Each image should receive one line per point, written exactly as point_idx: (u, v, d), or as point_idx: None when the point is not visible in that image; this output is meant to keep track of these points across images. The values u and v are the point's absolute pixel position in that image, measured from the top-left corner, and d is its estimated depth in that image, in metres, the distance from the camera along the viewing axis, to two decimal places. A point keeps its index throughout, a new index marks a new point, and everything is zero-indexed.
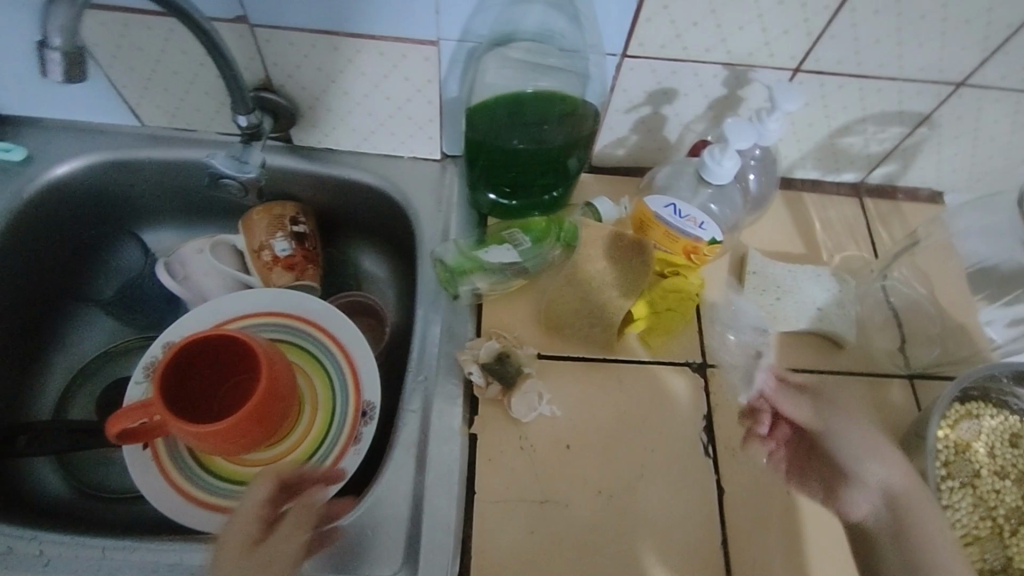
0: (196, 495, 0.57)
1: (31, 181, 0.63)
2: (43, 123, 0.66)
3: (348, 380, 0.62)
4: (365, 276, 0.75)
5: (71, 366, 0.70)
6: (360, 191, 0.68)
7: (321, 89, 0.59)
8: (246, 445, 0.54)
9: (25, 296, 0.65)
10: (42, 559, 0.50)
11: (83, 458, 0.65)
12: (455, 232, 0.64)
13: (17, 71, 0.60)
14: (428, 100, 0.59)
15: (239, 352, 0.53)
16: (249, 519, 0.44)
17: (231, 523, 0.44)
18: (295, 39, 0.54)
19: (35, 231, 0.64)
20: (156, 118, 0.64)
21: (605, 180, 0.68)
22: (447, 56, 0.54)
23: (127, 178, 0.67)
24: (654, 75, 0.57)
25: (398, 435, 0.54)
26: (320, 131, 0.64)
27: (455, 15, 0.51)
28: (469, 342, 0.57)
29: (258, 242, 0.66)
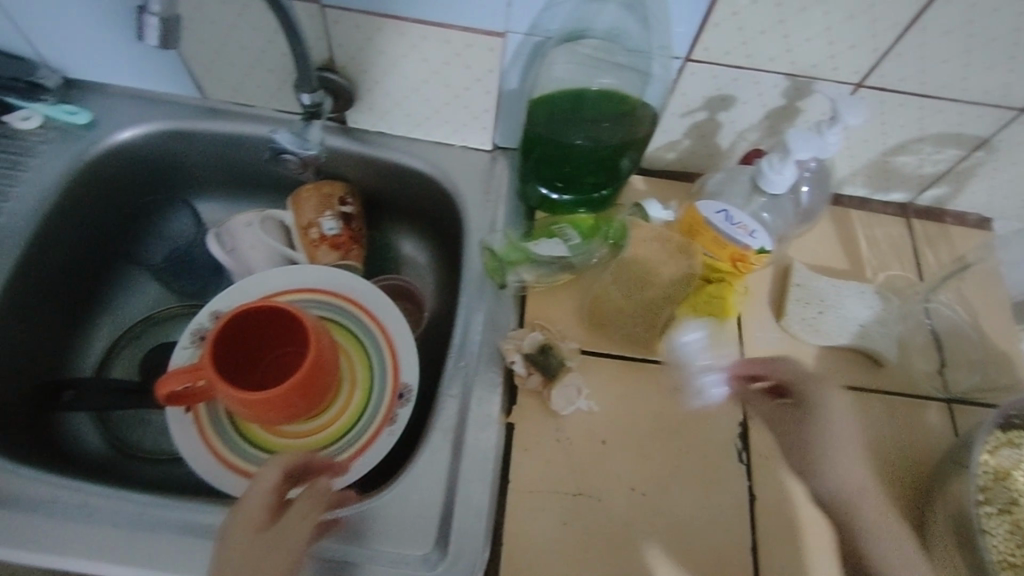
0: (232, 460, 0.58)
1: (95, 144, 0.65)
2: (109, 90, 0.67)
3: (387, 360, 0.62)
4: (406, 262, 0.76)
5: (116, 328, 0.71)
6: (409, 176, 0.69)
7: (382, 73, 0.60)
8: (288, 415, 0.55)
9: (81, 255, 0.67)
10: (85, 510, 0.51)
11: (122, 418, 0.66)
12: (501, 224, 0.65)
13: (91, 37, 0.61)
14: (486, 90, 0.60)
15: (288, 324, 0.55)
16: (256, 506, 0.43)
17: (238, 508, 0.44)
18: (364, 22, 0.55)
19: (93, 193, 0.66)
20: (217, 91, 0.66)
21: (653, 183, 0.68)
22: (512, 48, 0.55)
23: (184, 148, 0.69)
24: (715, 80, 0.57)
25: (435, 419, 0.55)
26: (376, 114, 0.65)
27: (525, 8, 0.51)
28: (511, 332, 0.58)
29: (306, 219, 0.66)
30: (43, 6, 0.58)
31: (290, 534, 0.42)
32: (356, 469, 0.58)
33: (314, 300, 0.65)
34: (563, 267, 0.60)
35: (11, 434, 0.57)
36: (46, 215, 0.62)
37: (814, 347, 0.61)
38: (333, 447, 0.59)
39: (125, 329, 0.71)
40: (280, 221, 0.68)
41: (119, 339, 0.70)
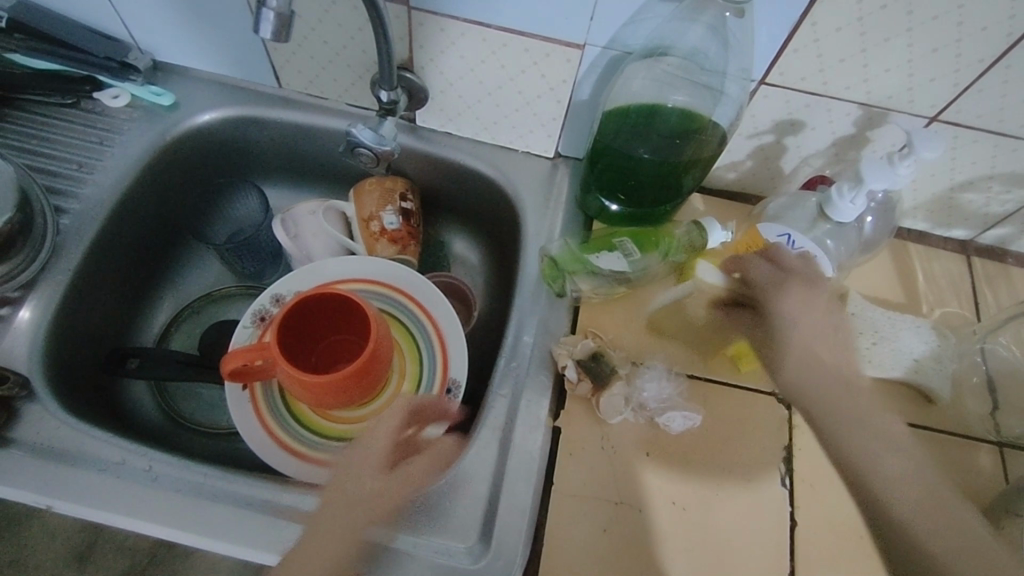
0: (284, 438, 0.59)
1: (177, 125, 0.68)
2: (191, 74, 0.71)
3: (438, 356, 0.64)
4: (458, 261, 0.77)
5: (178, 302, 0.74)
6: (470, 177, 0.70)
7: (458, 76, 0.62)
8: (342, 400, 0.56)
9: (152, 229, 0.70)
10: (151, 475, 0.53)
11: (178, 390, 0.69)
12: (559, 232, 0.66)
13: (185, 24, 0.64)
14: (557, 99, 0.61)
15: (350, 311, 0.56)
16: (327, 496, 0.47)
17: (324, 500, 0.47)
18: (447, 25, 0.56)
19: (168, 170, 0.69)
20: (294, 82, 0.68)
21: (712, 202, 0.68)
22: (589, 60, 0.57)
23: (257, 135, 0.71)
24: (786, 105, 0.57)
25: (484, 418, 0.56)
26: (445, 115, 0.67)
27: (608, 22, 0.53)
28: (564, 338, 0.59)
29: (368, 212, 0.68)
30: None
31: (341, 523, 0.46)
32: None
33: (370, 290, 0.66)
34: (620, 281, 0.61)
35: (80, 395, 0.60)
36: (126, 188, 0.65)
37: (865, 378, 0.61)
38: None
39: (186, 303, 0.74)
40: (342, 212, 0.70)
41: (179, 312, 0.73)
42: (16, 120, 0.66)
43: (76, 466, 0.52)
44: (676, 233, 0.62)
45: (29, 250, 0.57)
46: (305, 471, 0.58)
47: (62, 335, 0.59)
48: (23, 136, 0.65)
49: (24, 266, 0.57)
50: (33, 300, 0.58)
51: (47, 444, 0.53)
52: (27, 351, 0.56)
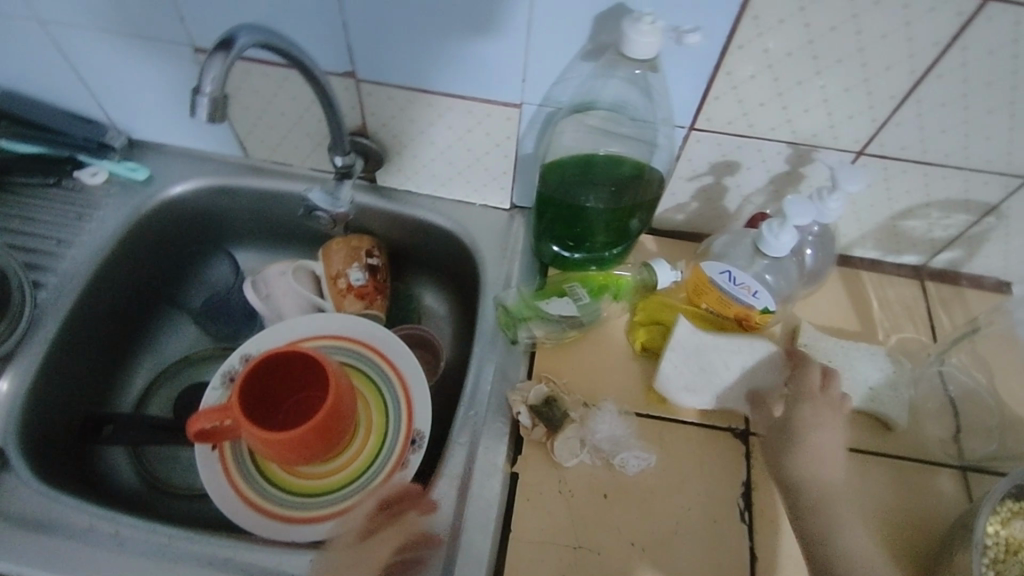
0: (253, 496, 0.61)
1: (151, 197, 0.72)
2: (165, 149, 0.75)
3: (402, 408, 0.65)
4: (426, 312, 0.80)
5: (156, 365, 0.76)
6: (432, 232, 0.73)
7: (409, 138, 0.65)
8: (306, 457, 0.58)
9: (130, 297, 0.73)
10: (116, 538, 0.54)
11: (155, 453, 0.70)
12: (516, 279, 0.68)
13: (157, 104, 0.69)
14: (504, 154, 0.65)
15: (311, 369, 0.58)
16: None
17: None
18: (395, 93, 0.61)
19: (144, 241, 0.73)
20: (260, 151, 0.72)
21: (664, 242, 0.70)
22: (527, 117, 0.60)
23: (228, 203, 0.75)
24: (719, 148, 0.60)
25: (443, 467, 0.57)
26: (403, 175, 0.71)
27: (540, 82, 0.56)
28: (520, 384, 0.60)
29: (335, 270, 0.71)
30: (115, 77, 0.66)
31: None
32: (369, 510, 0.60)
33: (337, 346, 0.69)
34: (565, 326, 0.62)
35: (55, 463, 0.62)
36: (102, 260, 0.68)
37: None
38: (345, 489, 0.62)
39: (163, 367, 0.76)
40: (311, 271, 0.74)
41: (158, 377, 0.75)
42: None
43: (46, 534, 0.54)
44: (628, 276, 0.64)
45: (7, 324, 0.60)
46: (273, 530, 0.59)
47: (38, 405, 0.62)
48: (6, 215, 0.70)
49: (0, 339, 0.60)
50: (10, 372, 0.60)
51: (19, 513, 0.55)
52: (3, 421, 0.58)
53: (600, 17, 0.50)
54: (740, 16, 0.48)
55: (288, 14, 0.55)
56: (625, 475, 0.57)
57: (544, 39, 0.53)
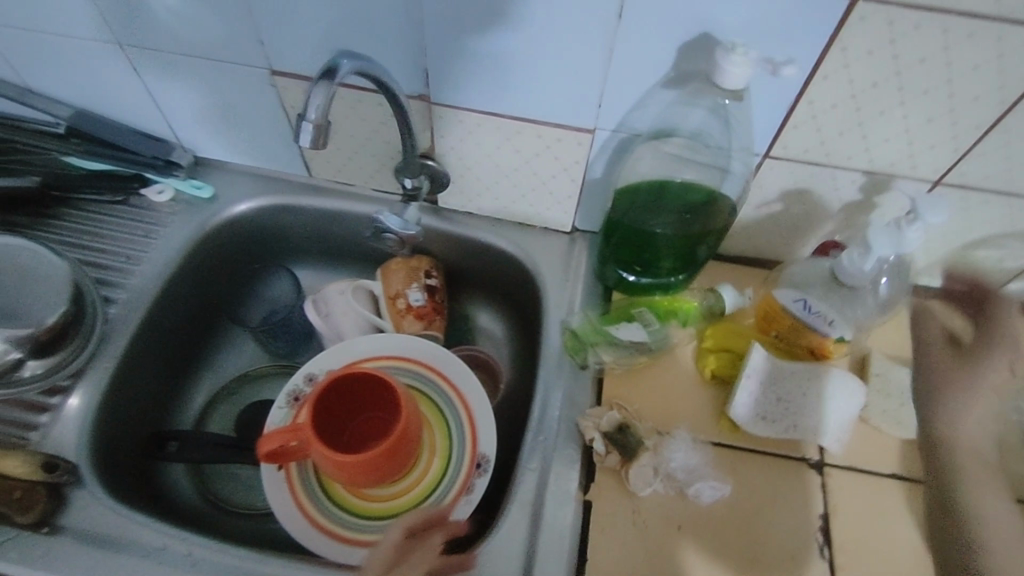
0: (319, 518, 0.61)
1: (216, 215, 0.73)
2: (228, 168, 0.76)
3: (465, 431, 0.65)
4: (482, 333, 0.79)
5: (216, 383, 0.76)
6: (492, 254, 0.73)
7: (477, 161, 0.65)
8: (375, 478, 0.58)
9: (193, 314, 0.74)
10: (190, 559, 0.54)
11: (214, 471, 0.70)
12: (579, 304, 0.68)
13: (225, 125, 0.70)
14: (572, 178, 0.65)
15: (379, 391, 0.58)
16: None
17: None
18: (465, 118, 0.60)
19: (208, 259, 0.73)
20: (324, 171, 0.73)
21: (730, 268, 0.70)
22: (599, 142, 0.60)
23: (290, 221, 0.76)
24: (793, 176, 0.60)
25: (515, 494, 0.57)
26: (466, 197, 0.71)
27: (616, 109, 0.56)
28: (590, 410, 0.60)
29: (395, 290, 0.71)
30: (187, 99, 0.67)
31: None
32: None
33: (399, 368, 0.69)
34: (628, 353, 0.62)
35: (123, 481, 0.62)
36: (168, 279, 0.69)
37: (896, 440, 0.60)
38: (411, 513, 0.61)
39: (222, 385, 0.76)
40: (370, 291, 0.73)
41: (217, 393, 0.75)
42: (69, 219, 0.72)
43: (120, 553, 0.54)
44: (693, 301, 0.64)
45: (79, 340, 0.61)
46: (341, 553, 0.59)
47: (108, 422, 0.62)
48: (77, 233, 0.71)
49: (75, 355, 0.61)
50: (80, 390, 0.61)
51: (93, 531, 0.55)
52: (74, 438, 0.59)
53: (684, 48, 0.50)
54: (827, 47, 0.48)
55: (369, 40, 0.55)
56: (700, 506, 0.56)
57: (625, 67, 0.52)
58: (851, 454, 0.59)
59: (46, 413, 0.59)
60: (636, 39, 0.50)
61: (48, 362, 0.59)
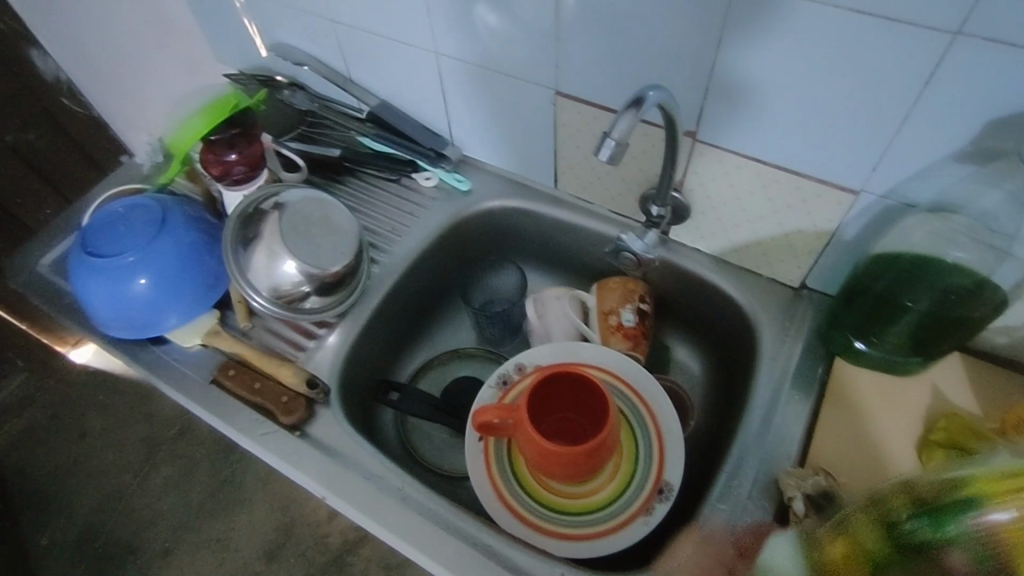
0: (504, 493, 0.65)
1: (469, 206, 0.82)
2: (486, 169, 0.86)
3: (653, 455, 0.66)
4: (679, 367, 0.80)
5: (431, 350, 0.85)
6: (710, 293, 0.75)
7: (723, 201, 0.68)
8: (569, 472, 0.62)
9: (432, 287, 0.84)
10: (400, 493, 0.62)
11: (416, 426, 0.79)
12: (796, 363, 0.67)
13: (497, 130, 0.79)
14: (819, 236, 0.64)
15: (589, 394, 0.62)
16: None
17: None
18: (726, 159, 0.63)
19: (451, 244, 0.83)
20: (569, 186, 0.79)
21: (978, 364, 0.64)
22: (863, 206, 0.59)
23: (527, 225, 0.83)
24: None
25: (699, 528, 0.58)
26: (698, 233, 0.73)
27: (894, 174, 0.56)
28: (793, 469, 0.59)
29: (609, 306, 0.75)
30: (472, 103, 0.77)
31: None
32: (609, 544, 0.62)
33: (600, 378, 0.71)
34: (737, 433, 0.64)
35: (356, 413, 0.72)
36: (419, 254, 0.80)
37: None
38: (588, 516, 0.64)
39: (435, 354, 0.85)
40: (583, 301, 0.78)
41: (430, 360, 0.84)
42: (353, 187, 0.87)
43: (347, 470, 0.63)
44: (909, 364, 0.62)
45: (349, 289, 0.72)
46: (519, 532, 0.62)
47: (353, 362, 0.73)
48: (358, 201, 0.85)
49: (342, 300, 0.72)
50: (341, 327, 0.73)
51: (330, 445, 0.65)
52: (328, 368, 0.70)
53: (993, 124, 0.49)
54: None
55: (657, 76, 0.61)
56: None
57: (914, 135, 0.52)
58: None
59: (312, 339, 0.72)
60: (938, 107, 0.50)
61: (326, 300, 0.71)
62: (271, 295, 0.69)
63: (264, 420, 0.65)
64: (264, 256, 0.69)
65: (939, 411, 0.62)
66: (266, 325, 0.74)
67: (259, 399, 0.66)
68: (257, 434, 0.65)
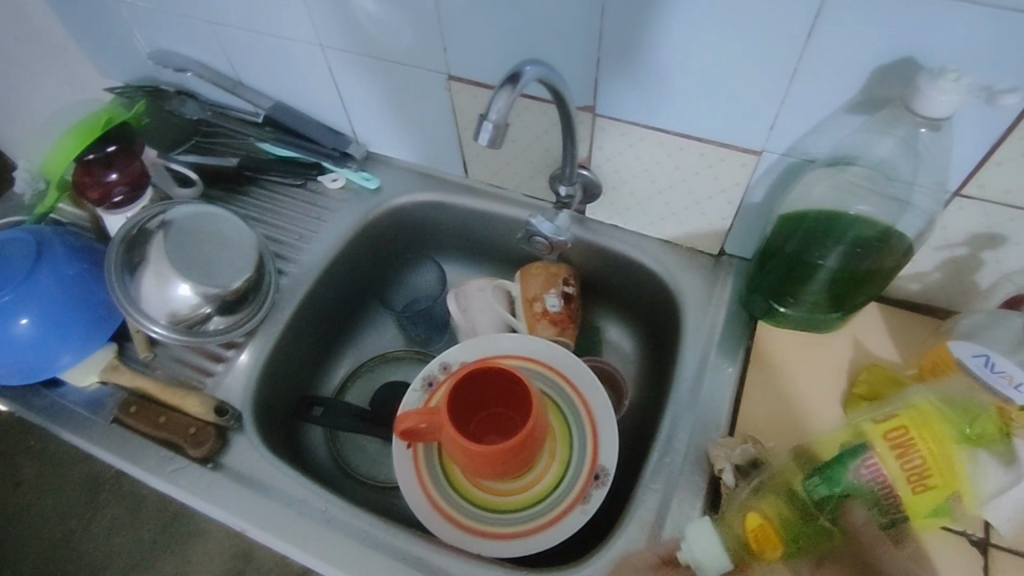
0: (436, 498, 0.62)
1: (380, 205, 0.79)
2: (395, 164, 0.82)
3: (587, 441, 0.65)
4: (611, 347, 0.79)
5: (358, 358, 0.82)
6: (632, 268, 0.73)
7: (631, 174, 0.66)
8: (499, 471, 0.59)
9: (350, 292, 0.80)
10: (325, 515, 0.59)
11: (347, 439, 0.75)
12: (720, 331, 0.66)
13: (398, 123, 0.76)
14: (729, 200, 0.63)
15: (512, 387, 0.60)
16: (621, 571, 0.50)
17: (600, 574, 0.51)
18: (627, 130, 0.61)
19: (365, 246, 0.79)
20: (480, 173, 0.76)
21: (893, 314, 0.65)
22: (765, 165, 0.58)
23: (442, 218, 0.80)
24: (987, 219, 0.54)
25: (634, 510, 0.57)
26: (613, 210, 0.71)
27: (791, 132, 0.55)
28: (722, 439, 0.58)
29: (532, 293, 0.73)
30: (368, 96, 0.73)
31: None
32: (547, 538, 0.60)
33: (528, 367, 0.69)
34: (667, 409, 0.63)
35: (276, 434, 0.69)
36: (331, 259, 0.76)
37: None
38: (523, 512, 0.62)
39: (362, 361, 0.82)
40: (507, 291, 0.75)
41: (356, 368, 0.81)
42: (256, 196, 0.82)
43: (267, 497, 0.59)
44: (827, 321, 0.62)
45: (255, 305, 0.68)
46: (455, 538, 0.60)
47: (268, 380, 0.69)
48: (262, 210, 0.80)
49: (248, 318, 0.68)
50: (251, 346, 0.69)
51: (247, 474, 0.61)
52: (240, 392, 0.66)
53: (879, 71, 0.48)
54: None
55: (545, 51, 0.58)
56: None
57: (806, 89, 0.51)
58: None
59: (221, 363, 0.68)
60: (822, 59, 0.49)
61: (230, 319, 0.66)
62: (169, 322, 0.64)
63: (173, 454, 0.61)
64: (154, 281, 0.64)
65: (861, 364, 0.62)
66: (170, 354, 0.69)
67: (166, 432, 0.61)
68: (166, 472, 0.60)
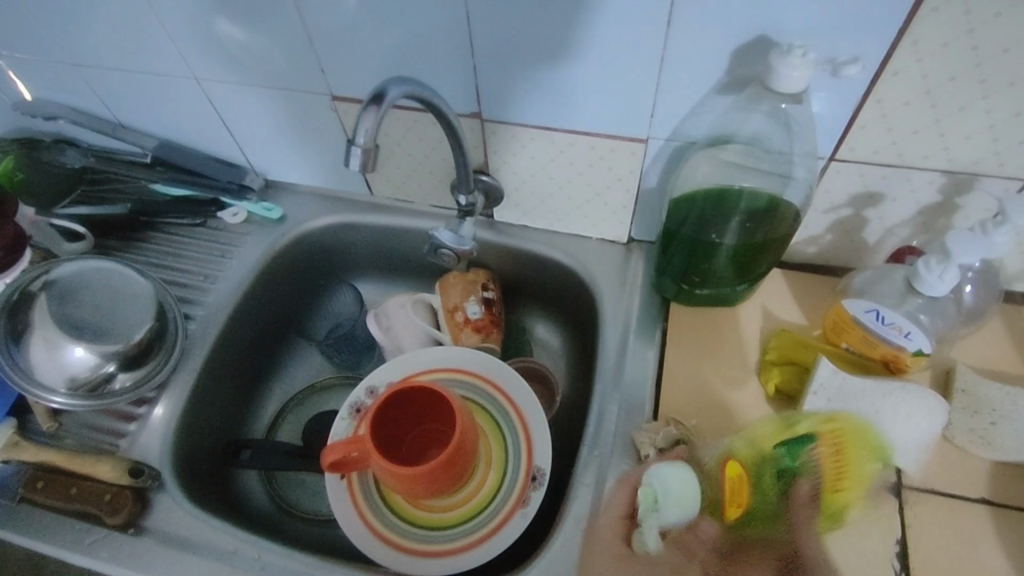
0: (376, 525, 0.62)
1: (286, 234, 0.77)
2: (297, 189, 0.80)
3: (521, 444, 0.65)
4: (540, 345, 0.79)
5: (285, 392, 0.80)
6: (547, 265, 0.74)
7: (530, 174, 0.66)
8: (433, 489, 0.59)
9: (267, 326, 0.78)
10: (259, 563, 0.57)
11: (282, 477, 0.73)
12: (636, 317, 0.67)
13: (291, 149, 0.74)
14: (627, 188, 0.64)
15: (436, 402, 0.60)
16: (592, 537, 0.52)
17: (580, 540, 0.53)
18: (518, 132, 0.61)
19: (275, 277, 0.77)
20: (384, 189, 0.75)
21: (796, 277, 0.67)
22: (653, 152, 0.59)
23: (353, 239, 0.79)
24: (862, 179, 0.56)
25: (570, 507, 0.57)
26: (520, 210, 0.72)
27: (672, 118, 0.56)
28: (646, 424, 0.59)
29: (453, 303, 0.72)
30: (256, 125, 0.71)
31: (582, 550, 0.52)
32: (490, 548, 0.60)
33: (454, 379, 0.69)
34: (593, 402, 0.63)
35: (203, 485, 0.66)
36: (241, 296, 0.73)
37: (983, 461, 0.56)
38: (464, 525, 0.61)
39: (290, 395, 0.80)
40: (429, 304, 0.75)
41: (285, 403, 0.79)
42: (154, 241, 0.78)
43: (196, 554, 0.57)
44: (732, 295, 0.64)
45: (163, 355, 0.65)
46: (397, 562, 0.59)
47: (188, 431, 0.67)
48: (161, 254, 0.77)
49: (156, 370, 0.65)
50: (164, 399, 0.66)
51: (172, 533, 0.59)
52: (157, 448, 0.64)
53: (738, 51, 0.49)
54: (897, 40, 0.45)
55: (422, 63, 0.58)
56: None
57: (676, 76, 0.52)
58: (932, 475, 0.55)
59: (134, 422, 0.65)
60: (686, 45, 0.50)
61: (137, 374, 0.63)
62: (69, 389, 0.61)
63: (89, 526, 0.58)
64: (44, 347, 0.60)
65: (771, 331, 0.64)
66: (78, 420, 0.65)
67: (78, 504, 0.58)
68: (83, 546, 0.57)
